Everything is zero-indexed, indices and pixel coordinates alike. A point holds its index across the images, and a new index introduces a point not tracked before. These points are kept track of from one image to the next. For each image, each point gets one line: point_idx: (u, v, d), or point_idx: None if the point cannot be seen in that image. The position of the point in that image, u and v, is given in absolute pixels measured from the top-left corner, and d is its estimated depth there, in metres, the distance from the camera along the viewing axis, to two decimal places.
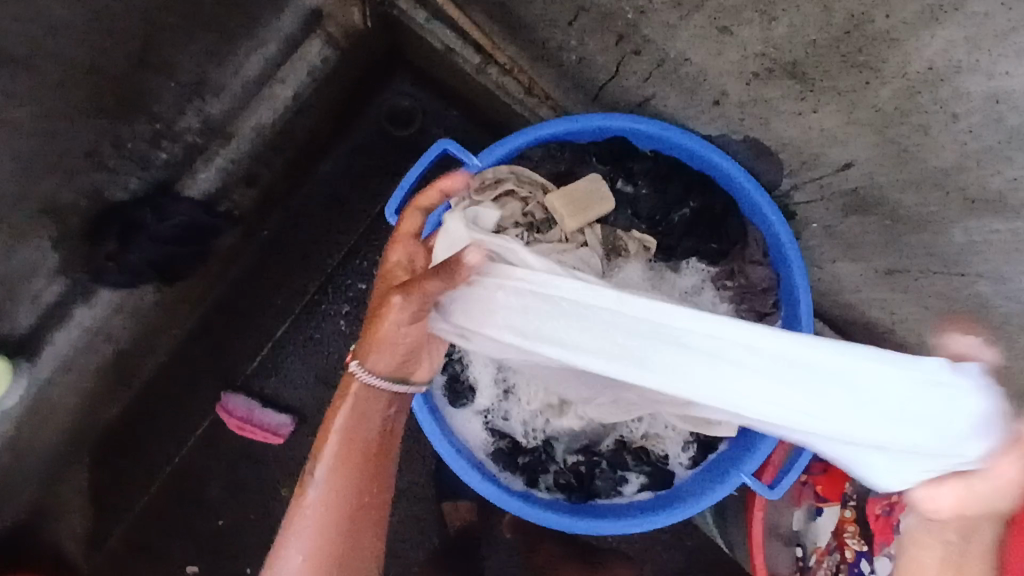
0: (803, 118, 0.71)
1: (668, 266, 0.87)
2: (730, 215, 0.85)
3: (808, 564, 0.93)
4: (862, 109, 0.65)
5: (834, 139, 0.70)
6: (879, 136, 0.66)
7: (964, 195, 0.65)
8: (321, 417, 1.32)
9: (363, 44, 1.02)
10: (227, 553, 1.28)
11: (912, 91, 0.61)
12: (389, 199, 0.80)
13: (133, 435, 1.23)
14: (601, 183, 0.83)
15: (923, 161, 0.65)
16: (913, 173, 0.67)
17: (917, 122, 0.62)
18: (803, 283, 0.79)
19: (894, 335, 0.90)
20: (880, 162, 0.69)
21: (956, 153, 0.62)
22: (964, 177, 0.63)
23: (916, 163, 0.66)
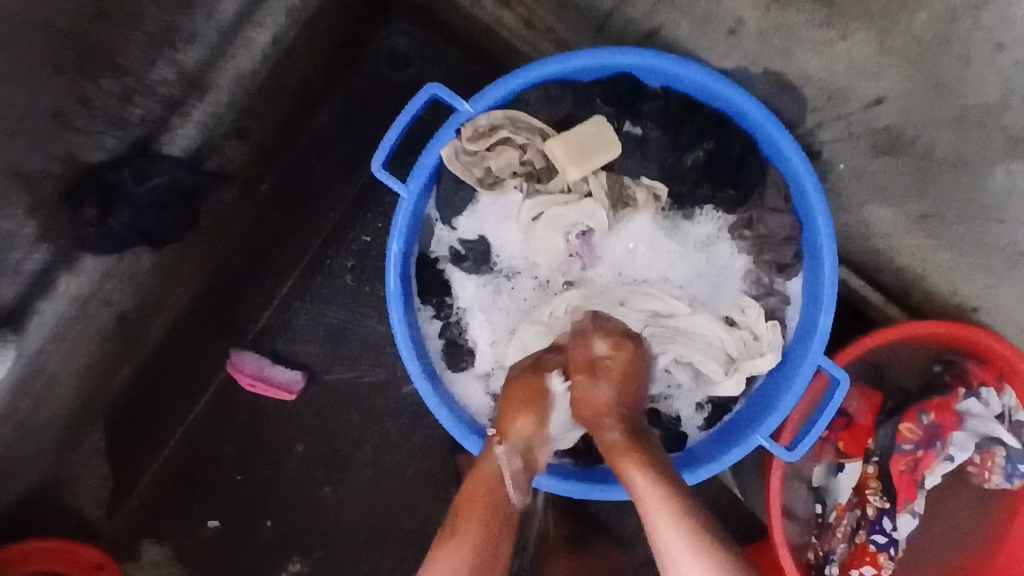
0: (830, 50, 0.74)
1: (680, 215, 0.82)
2: (748, 159, 0.78)
3: (827, 522, 0.88)
4: (895, 36, 0.72)
5: (865, 70, 0.74)
6: (912, 66, 0.73)
7: (1005, 133, 0.73)
8: (331, 375, 1.30)
9: None
10: (247, 507, 1.32)
11: (949, 18, 0.71)
12: (376, 150, 0.73)
13: (149, 392, 1.25)
14: (606, 126, 0.75)
15: (963, 98, 0.73)
16: (949, 106, 0.73)
17: (950, 51, 0.72)
18: (826, 228, 0.72)
19: (926, 284, 0.83)
20: (912, 94, 0.73)
21: (995, 86, 0.72)
22: (1002, 114, 0.73)
23: (955, 102, 0.73)
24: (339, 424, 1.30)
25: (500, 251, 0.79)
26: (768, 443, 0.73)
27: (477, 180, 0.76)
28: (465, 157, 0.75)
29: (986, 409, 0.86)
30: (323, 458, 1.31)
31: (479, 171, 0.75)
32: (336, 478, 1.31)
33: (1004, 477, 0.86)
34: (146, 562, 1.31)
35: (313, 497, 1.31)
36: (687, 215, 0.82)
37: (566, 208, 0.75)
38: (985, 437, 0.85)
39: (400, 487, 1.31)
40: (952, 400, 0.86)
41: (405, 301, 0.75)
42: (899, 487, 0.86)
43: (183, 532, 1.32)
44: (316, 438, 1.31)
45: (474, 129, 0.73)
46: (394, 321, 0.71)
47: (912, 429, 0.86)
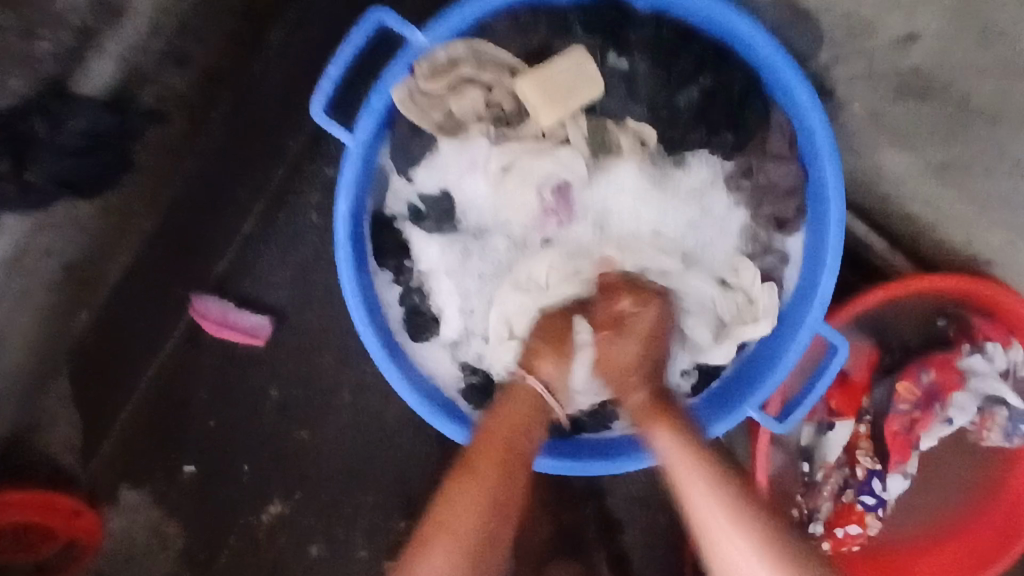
0: None
1: (673, 161, 0.71)
2: (751, 98, 0.68)
3: (815, 481, 0.84)
4: None
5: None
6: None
7: None
8: (301, 317, 1.22)
9: None
10: (223, 453, 1.26)
11: None
12: (316, 93, 0.63)
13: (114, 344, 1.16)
14: (588, 60, 0.65)
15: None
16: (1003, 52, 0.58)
17: None
18: (837, 181, 0.64)
19: (935, 232, 0.76)
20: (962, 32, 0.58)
21: None
22: None
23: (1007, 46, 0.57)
24: (314, 369, 1.23)
25: (466, 207, 0.71)
26: (758, 415, 0.68)
27: (436, 125, 0.66)
28: (423, 98, 0.66)
29: (991, 365, 0.81)
30: (299, 402, 1.24)
31: (438, 114, 0.66)
32: (313, 422, 1.25)
33: (1003, 436, 0.83)
34: (124, 510, 1.25)
35: (288, 441, 1.25)
36: (681, 158, 0.71)
37: (539, 158, 0.67)
38: (987, 397, 0.81)
39: (379, 430, 1.24)
40: (954, 357, 0.81)
41: (359, 266, 0.67)
42: (892, 448, 0.82)
43: (156, 478, 1.26)
44: (291, 383, 1.24)
45: (431, 65, 0.64)
46: (344, 291, 0.64)
47: (910, 389, 0.81)
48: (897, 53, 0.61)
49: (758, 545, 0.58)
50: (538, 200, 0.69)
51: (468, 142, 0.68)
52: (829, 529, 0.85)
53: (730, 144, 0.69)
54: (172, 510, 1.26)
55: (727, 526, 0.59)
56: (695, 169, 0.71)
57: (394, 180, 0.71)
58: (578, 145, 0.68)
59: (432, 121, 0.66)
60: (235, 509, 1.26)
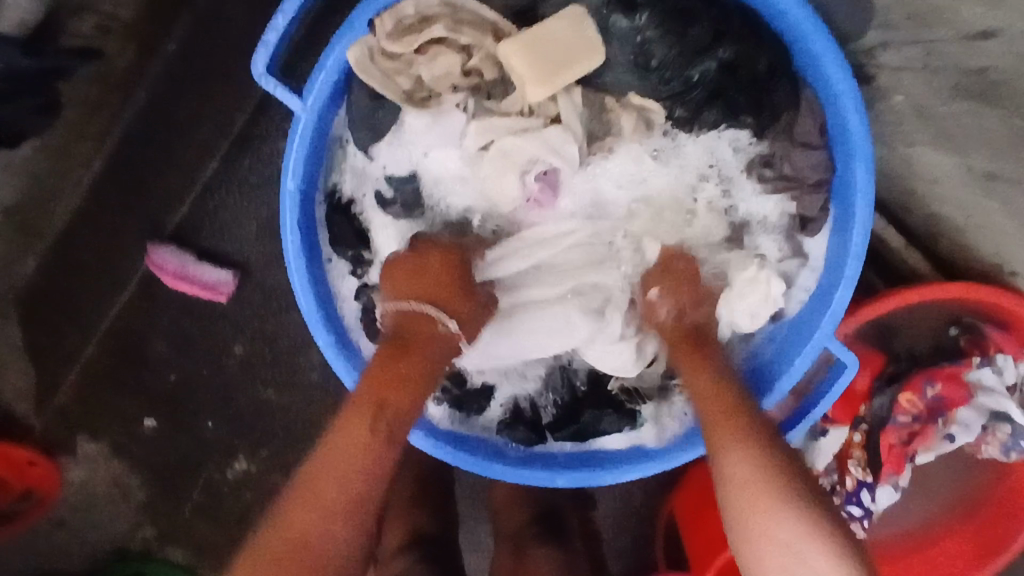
0: None
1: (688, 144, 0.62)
2: (777, 78, 0.58)
3: None
4: None
5: None
6: None
7: None
8: (268, 273, 1.09)
9: None
10: (182, 408, 1.13)
11: None
12: (258, 50, 0.55)
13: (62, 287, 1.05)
14: (587, 22, 0.55)
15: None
16: None
17: None
18: (866, 180, 0.56)
19: (962, 236, 0.69)
20: None
21: None
22: None
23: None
24: (283, 329, 1.11)
25: (434, 186, 0.62)
26: None
27: (403, 93, 0.57)
28: (387, 62, 0.56)
29: (999, 380, 0.75)
30: (267, 362, 1.11)
31: (406, 80, 0.57)
32: (282, 379, 1.13)
33: (1001, 450, 0.77)
34: (83, 459, 1.14)
35: (254, 399, 1.12)
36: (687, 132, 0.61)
37: (526, 137, 0.57)
38: (992, 412, 0.75)
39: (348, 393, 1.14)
40: (963, 370, 0.76)
41: (307, 255, 0.61)
42: (886, 460, 0.76)
43: (114, 430, 1.13)
44: (258, 341, 1.11)
45: (395, 20, 0.55)
46: (290, 281, 0.58)
47: (912, 401, 0.76)
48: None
49: (790, 520, 0.48)
50: (513, 180, 0.59)
51: (441, 113, 0.58)
52: None
53: (746, 131, 0.60)
54: (133, 463, 1.14)
55: (766, 493, 0.49)
56: (713, 148, 0.62)
57: (352, 158, 0.63)
58: (571, 126, 0.58)
59: (401, 84, 0.57)
60: (198, 464, 1.14)
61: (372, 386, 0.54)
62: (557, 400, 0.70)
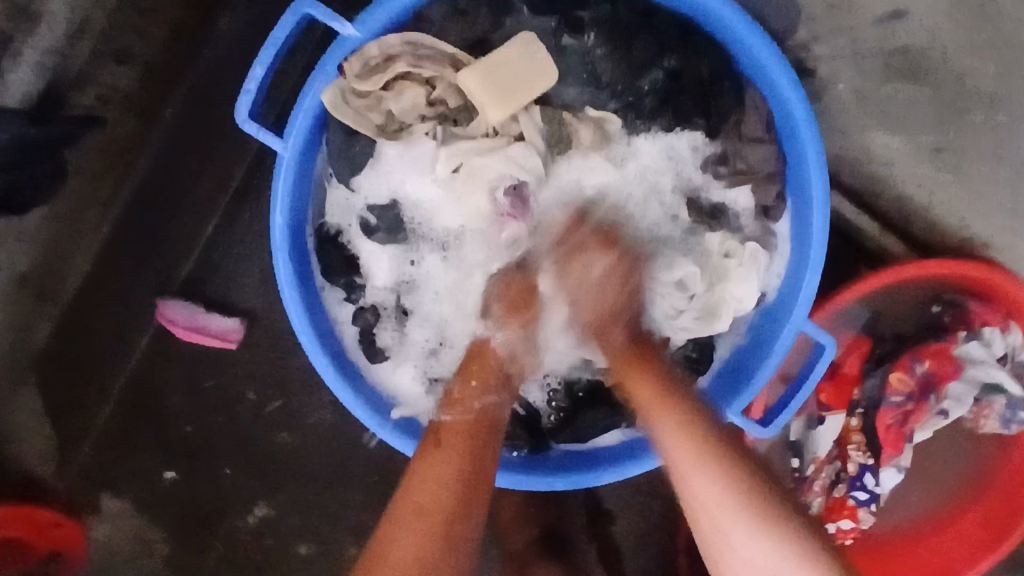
0: None
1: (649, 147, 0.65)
2: (722, 79, 0.62)
3: (804, 476, 0.81)
4: None
5: None
6: None
7: None
8: (274, 318, 1.13)
9: None
10: (199, 457, 1.16)
11: None
12: (237, 96, 0.56)
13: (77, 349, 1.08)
14: (537, 45, 0.59)
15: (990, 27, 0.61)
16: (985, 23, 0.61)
17: None
18: (818, 168, 0.58)
19: (929, 215, 0.71)
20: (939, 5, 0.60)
21: None
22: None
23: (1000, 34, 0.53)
24: (291, 371, 1.15)
25: (413, 209, 0.65)
26: (741, 420, 0.63)
27: (376, 127, 0.60)
28: (359, 100, 0.59)
29: (989, 352, 0.77)
30: (278, 405, 1.15)
31: (378, 115, 0.60)
32: (294, 421, 1.16)
33: (1001, 423, 0.79)
34: (106, 516, 1.16)
35: (268, 442, 1.15)
36: (642, 132, 0.64)
37: (492, 155, 0.61)
38: (986, 385, 0.77)
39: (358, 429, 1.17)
40: (950, 346, 0.77)
41: (302, 287, 0.61)
42: (886, 441, 0.78)
43: (135, 485, 1.16)
44: (269, 385, 1.14)
45: (363, 60, 0.57)
46: (288, 312, 0.58)
47: (904, 380, 0.77)
48: (879, 30, 0.63)
49: (763, 534, 0.49)
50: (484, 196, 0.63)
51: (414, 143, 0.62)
52: (820, 525, 0.82)
53: (701, 132, 0.64)
54: (155, 517, 1.16)
55: (729, 509, 0.50)
56: (672, 147, 0.65)
57: (335, 191, 0.65)
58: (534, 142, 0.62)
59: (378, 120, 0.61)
60: (219, 511, 1.17)
61: (465, 444, 0.54)
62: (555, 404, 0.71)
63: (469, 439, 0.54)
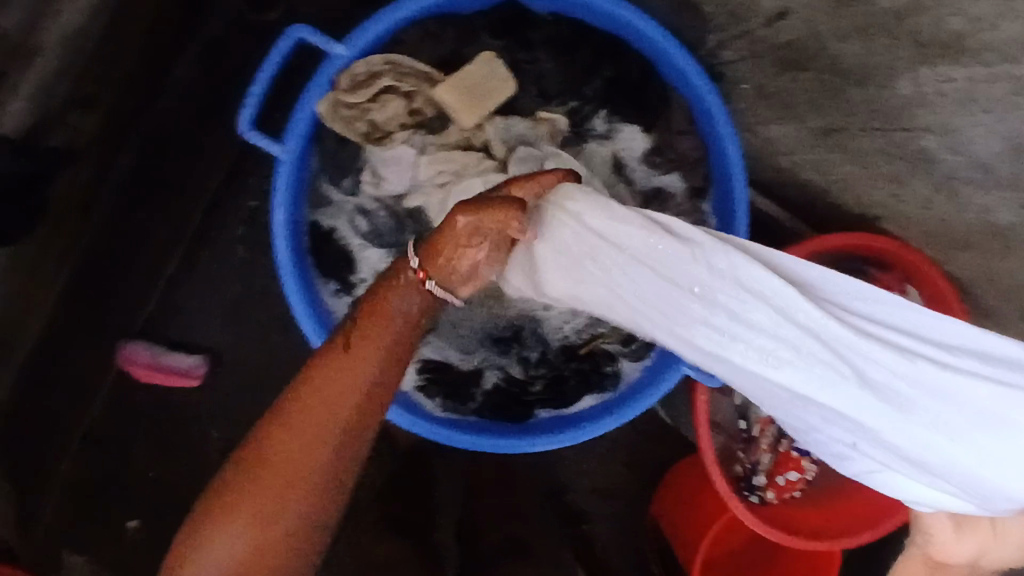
0: None
1: (601, 139, 0.76)
2: (649, 83, 0.73)
3: (751, 435, 0.93)
4: None
5: None
6: None
7: (914, 38, 0.61)
8: (237, 354, 1.17)
9: None
10: (168, 502, 1.17)
11: None
12: (239, 108, 0.63)
13: None
14: (496, 62, 0.69)
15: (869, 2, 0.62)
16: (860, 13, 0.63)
17: None
18: (734, 151, 0.69)
19: (830, 197, 0.84)
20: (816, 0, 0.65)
21: None
22: (920, 18, 0.60)
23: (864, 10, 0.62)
24: (256, 404, 1.17)
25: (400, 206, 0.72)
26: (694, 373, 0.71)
27: (362, 135, 0.69)
28: (349, 110, 0.68)
29: None
30: (243, 441, 1.18)
31: (363, 124, 0.69)
32: None
33: None
34: None
35: None
36: (586, 130, 0.75)
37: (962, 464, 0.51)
38: None
39: None
40: None
41: (302, 280, 0.67)
42: None
43: (101, 538, 1.15)
44: (234, 421, 1.18)
45: (353, 78, 0.66)
46: (292, 302, 0.64)
47: None
48: (772, 28, 0.70)
49: None
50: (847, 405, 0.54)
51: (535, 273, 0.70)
52: (771, 478, 0.92)
53: (638, 128, 0.75)
54: None
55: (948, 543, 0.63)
56: (627, 144, 0.76)
57: (331, 193, 0.73)
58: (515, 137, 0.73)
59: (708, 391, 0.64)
60: None
61: (276, 481, 0.54)
62: (547, 374, 0.81)
63: (282, 481, 0.54)
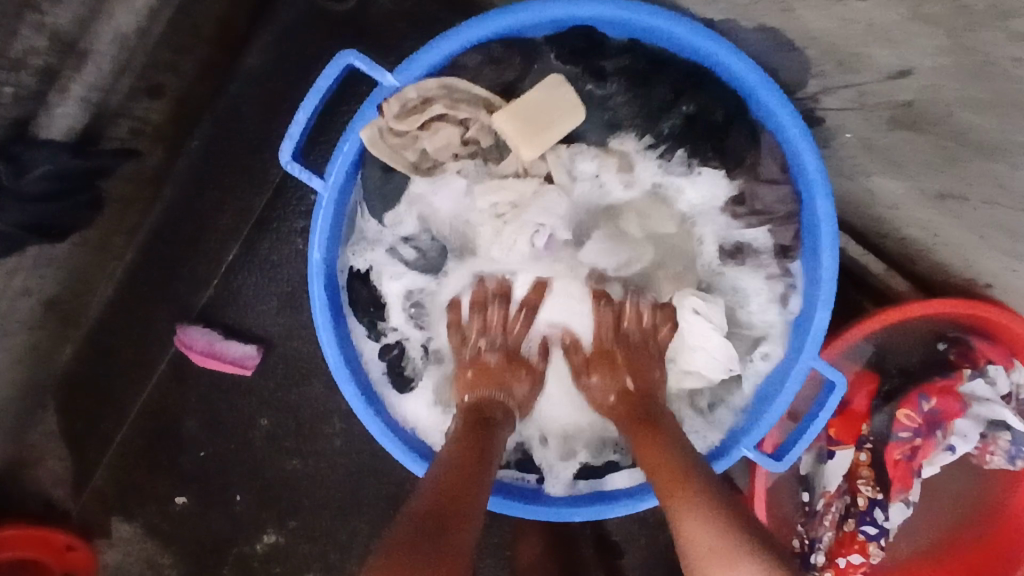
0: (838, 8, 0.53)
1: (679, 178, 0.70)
2: (734, 124, 0.66)
3: (816, 509, 0.81)
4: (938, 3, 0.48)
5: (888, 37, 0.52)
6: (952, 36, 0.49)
7: None
8: (291, 346, 1.14)
9: None
10: (217, 485, 1.17)
11: None
12: (281, 140, 0.60)
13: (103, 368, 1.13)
14: (565, 86, 0.64)
15: (1013, 78, 0.49)
16: (995, 91, 0.51)
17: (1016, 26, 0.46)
18: (827, 208, 0.61)
19: (936, 257, 0.73)
20: (948, 69, 0.52)
21: None
22: None
23: (1002, 83, 0.50)
24: (306, 397, 1.15)
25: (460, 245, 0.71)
26: (754, 455, 0.66)
27: (411, 164, 0.67)
28: (396, 138, 0.65)
29: (992, 390, 0.79)
30: (292, 432, 1.15)
31: (413, 153, 0.67)
32: (306, 450, 1.16)
33: (1007, 459, 0.80)
34: (117, 542, 1.16)
35: (282, 469, 1.16)
36: (661, 168, 0.70)
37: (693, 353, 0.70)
38: (990, 422, 0.79)
39: (375, 459, 1.16)
40: (955, 383, 0.79)
41: (333, 318, 0.66)
42: (894, 476, 0.79)
43: (148, 510, 1.16)
44: (284, 413, 1.15)
45: (402, 106, 0.63)
46: (322, 340, 0.63)
47: (911, 416, 0.78)
48: (887, 86, 0.57)
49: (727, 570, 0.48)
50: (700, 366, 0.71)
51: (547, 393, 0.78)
52: (831, 559, 0.81)
53: (719, 174, 0.68)
54: (165, 544, 1.17)
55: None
56: (712, 192, 0.70)
57: (370, 226, 0.71)
58: (582, 170, 0.70)
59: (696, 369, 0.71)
60: (228, 537, 1.17)
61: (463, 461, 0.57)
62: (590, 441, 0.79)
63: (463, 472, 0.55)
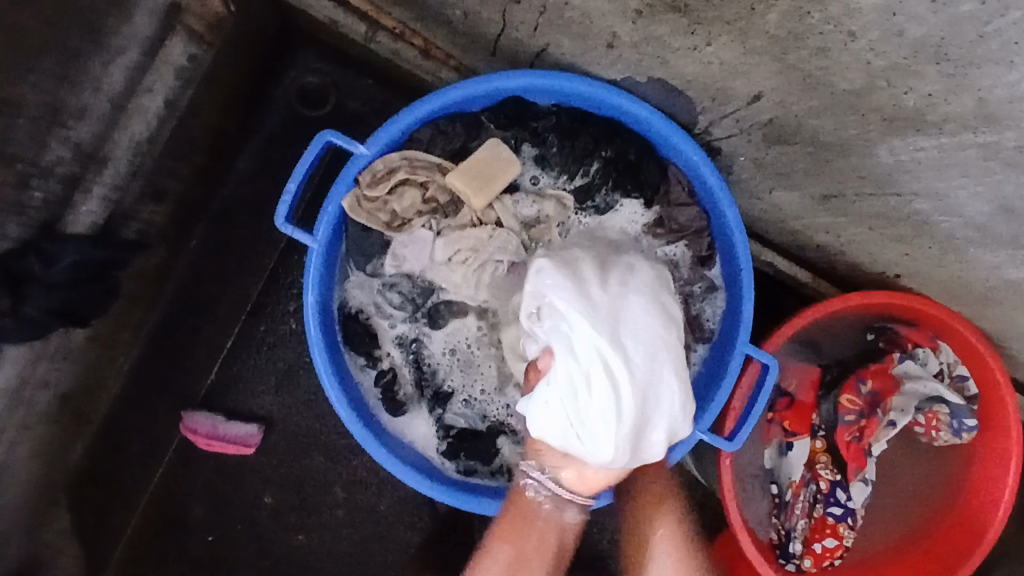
0: (699, 55, 0.68)
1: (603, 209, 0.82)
2: (647, 160, 0.79)
3: (785, 500, 0.89)
4: (755, 36, 0.63)
5: (736, 71, 0.68)
6: (779, 62, 0.65)
7: (881, 116, 0.65)
8: (291, 421, 1.20)
9: (223, 41, 0.96)
10: (227, 567, 1.20)
11: (802, 11, 0.59)
12: (276, 206, 0.72)
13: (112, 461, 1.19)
14: (501, 146, 0.77)
15: (829, 86, 0.64)
16: (825, 97, 0.66)
17: (815, 44, 0.61)
18: (734, 219, 0.73)
19: (846, 256, 0.85)
20: (789, 87, 0.67)
21: (864, 75, 0.62)
22: (877, 97, 0.63)
23: (824, 89, 0.65)
24: (309, 469, 1.20)
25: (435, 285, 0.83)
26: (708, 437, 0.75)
27: (383, 223, 0.78)
28: (369, 203, 0.77)
29: (924, 369, 0.88)
30: (296, 505, 1.20)
31: (384, 214, 0.78)
32: (311, 522, 1.20)
33: (952, 432, 0.88)
34: None
35: (287, 543, 1.20)
36: (591, 203, 0.82)
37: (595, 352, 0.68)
38: (926, 397, 0.88)
39: (378, 524, 1.21)
40: (888, 365, 0.89)
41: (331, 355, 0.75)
42: (849, 457, 0.88)
43: None
44: (287, 487, 1.20)
45: (373, 176, 0.76)
46: (322, 374, 0.72)
47: (853, 400, 0.88)
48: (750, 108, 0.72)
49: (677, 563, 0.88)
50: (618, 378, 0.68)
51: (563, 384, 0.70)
52: (807, 545, 0.89)
53: (639, 203, 0.82)
54: None
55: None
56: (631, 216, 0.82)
57: (356, 276, 0.83)
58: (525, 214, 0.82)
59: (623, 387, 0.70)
60: None
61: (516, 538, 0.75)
62: None
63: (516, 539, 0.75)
